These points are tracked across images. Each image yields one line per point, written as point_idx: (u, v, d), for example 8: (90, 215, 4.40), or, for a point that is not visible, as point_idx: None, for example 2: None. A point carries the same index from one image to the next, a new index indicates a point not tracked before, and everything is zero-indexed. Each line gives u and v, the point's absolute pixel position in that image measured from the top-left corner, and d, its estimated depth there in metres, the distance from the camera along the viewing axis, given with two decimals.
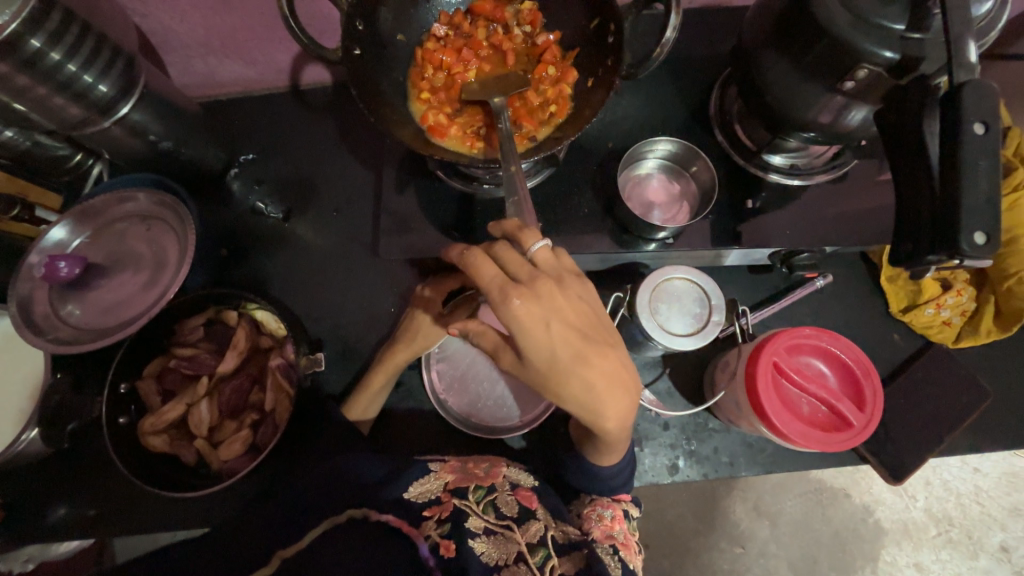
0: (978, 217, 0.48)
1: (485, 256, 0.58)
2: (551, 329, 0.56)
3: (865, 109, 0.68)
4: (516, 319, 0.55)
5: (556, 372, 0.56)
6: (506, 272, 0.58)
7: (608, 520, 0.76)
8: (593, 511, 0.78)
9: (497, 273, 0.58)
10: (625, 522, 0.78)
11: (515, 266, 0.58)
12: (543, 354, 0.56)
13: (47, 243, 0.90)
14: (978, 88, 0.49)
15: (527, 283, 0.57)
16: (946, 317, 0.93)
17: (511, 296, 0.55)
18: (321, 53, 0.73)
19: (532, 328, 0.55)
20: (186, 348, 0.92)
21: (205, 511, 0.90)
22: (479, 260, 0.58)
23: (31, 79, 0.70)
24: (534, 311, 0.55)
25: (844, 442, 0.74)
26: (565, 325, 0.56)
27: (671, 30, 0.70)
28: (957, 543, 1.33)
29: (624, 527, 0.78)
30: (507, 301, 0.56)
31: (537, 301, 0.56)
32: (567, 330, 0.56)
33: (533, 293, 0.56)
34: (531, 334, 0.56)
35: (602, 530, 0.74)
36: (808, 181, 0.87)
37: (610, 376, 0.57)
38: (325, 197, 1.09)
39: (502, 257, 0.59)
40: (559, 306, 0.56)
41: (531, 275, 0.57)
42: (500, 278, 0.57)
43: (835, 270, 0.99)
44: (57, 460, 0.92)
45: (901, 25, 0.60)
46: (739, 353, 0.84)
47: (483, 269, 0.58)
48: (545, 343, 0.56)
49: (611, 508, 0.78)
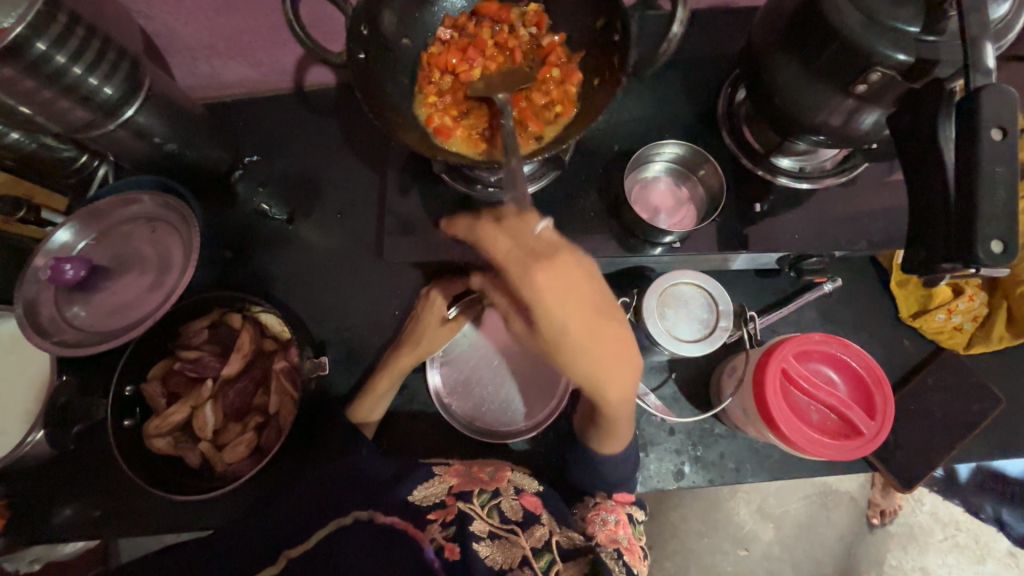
0: (994, 225, 0.47)
1: (506, 231, 0.61)
2: (566, 302, 0.57)
3: (878, 113, 0.67)
4: (534, 292, 0.57)
5: (567, 344, 0.58)
6: (524, 245, 0.60)
7: (612, 525, 0.74)
8: (598, 515, 0.76)
9: (513, 245, 0.61)
10: (630, 527, 0.76)
11: (534, 243, 0.59)
12: (556, 327, 0.58)
13: (52, 246, 0.90)
14: (996, 94, 0.48)
15: (547, 256, 0.58)
16: (957, 323, 0.91)
17: (534, 271, 0.57)
18: (325, 57, 0.73)
19: (549, 300, 0.57)
20: (191, 351, 0.91)
21: (208, 512, 0.90)
22: (493, 233, 0.63)
23: (37, 82, 0.70)
24: (554, 284, 0.57)
25: (853, 452, 0.73)
26: (579, 298, 0.58)
27: (678, 26, 0.68)
28: (964, 547, 1.32)
29: (629, 531, 0.75)
30: (528, 272, 0.57)
31: (557, 273, 0.57)
32: (580, 303, 0.58)
33: (554, 266, 0.57)
34: (547, 305, 0.57)
35: (606, 534, 0.72)
36: (817, 184, 0.85)
37: (619, 355, 0.59)
38: (328, 198, 1.09)
39: (521, 232, 0.61)
40: (576, 279, 0.58)
41: (552, 251, 0.59)
42: (520, 251, 0.59)
43: (844, 274, 0.98)
44: (61, 461, 0.92)
45: (914, 27, 0.59)
46: (746, 359, 0.83)
47: (502, 248, 0.61)
48: (559, 315, 0.57)
49: (615, 512, 0.76)
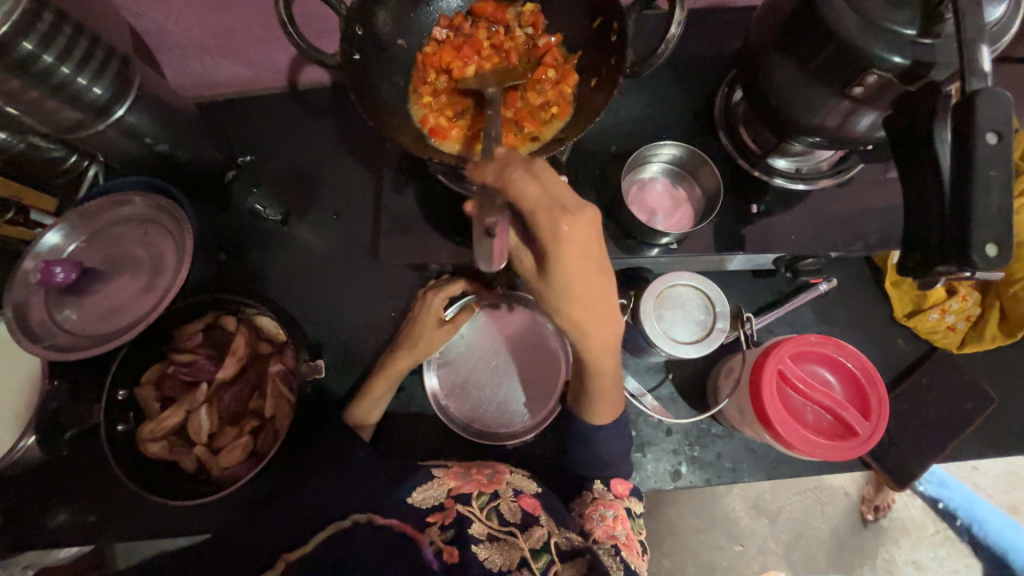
0: (989, 229, 0.48)
1: (531, 178, 0.57)
2: (579, 258, 0.60)
3: (874, 115, 0.67)
4: (558, 241, 0.58)
5: (569, 298, 0.63)
6: (549, 194, 0.58)
7: (611, 521, 0.73)
8: (596, 510, 0.75)
9: (542, 194, 0.57)
10: (628, 522, 0.75)
11: (558, 194, 0.57)
12: (562, 279, 0.61)
13: (41, 248, 0.88)
14: (991, 98, 0.48)
15: (573, 210, 0.57)
16: (950, 322, 0.92)
17: (560, 222, 0.56)
18: (319, 58, 0.72)
19: (565, 253, 0.59)
20: (185, 354, 0.90)
21: (204, 516, 0.89)
22: (522, 179, 0.57)
23: (24, 82, 0.69)
24: (575, 241, 0.58)
25: (848, 452, 0.74)
26: (590, 256, 0.60)
27: (676, 27, 0.67)
28: (955, 541, 1.35)
29: (628, 527, 0.74)
30: (555, 225, 0.57)
31: (580, 230, 0.58)
32: (589, 261, 0.61)
33: (579, 223, 0.58)
34: (563, 258, 0.59)
35: (604, 530, 0.71)
36: (813, 185, 0.85)
37: (608, 312, 0.65)
38: (323, 198, 1.08)
39: (546, 180, 0.58)
40: (592, 240, 0.59)
41: (577, 205, 0.59)
42: (547, 202, 0.57)
43: (840, 274, 0.98)
44: (54, 467, 0.91)
45: (911, 30, 0.59)
46: (743, 360, 0.84)
47: (524, 194, 0.57)
48: (568, 269, 0.60)
49: (614, 508, 0.75)
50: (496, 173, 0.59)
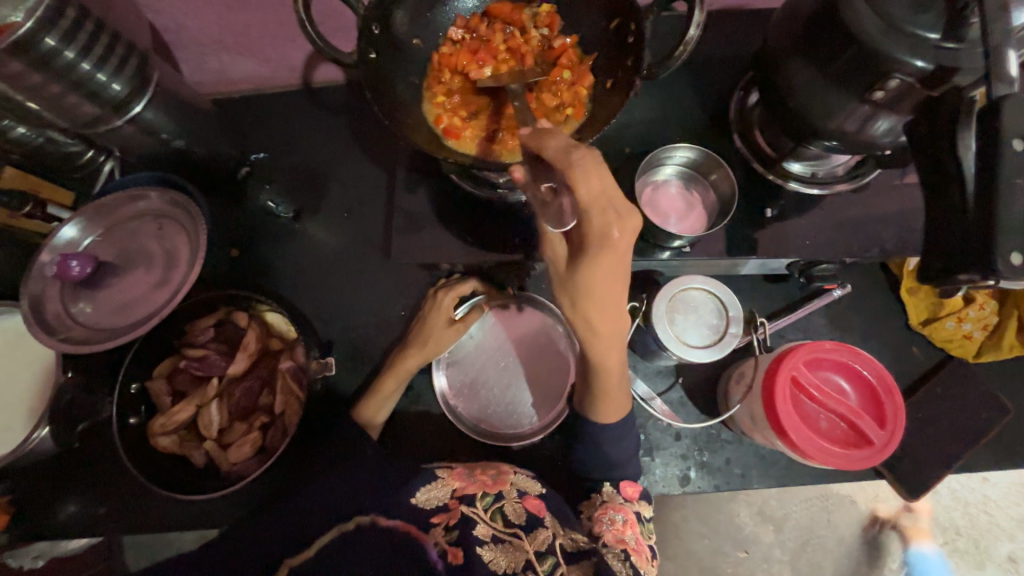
0: (1015, 237, 0.47)
1: (596, 170, 0.55)
2: (617, 264, 0.60)
3: (893, 119, 0.66)
4: (604, 244, 0.58)
5: (591, 298, 0.62)
6: (606, 195, 0.56)
7: (619, 525, 0.72)
8: (604, 514, 0.74)
9: (601, 193, 0.56)
10: (637, 526, 0.74)
11: (616, 198, 0.57)
12: (593, 282, 0.61)
13: (58, 242, 0.89)
14: (1018, 103, 0.47)
15: (624, 216, 0.57)
16: (967, 331, 0.90)
17: (612, 227, 0.56)
18: (337, 56, 0.72)
19: (605, 259, 0.58)
20: (197, 350, 0.90)
21: (212, 510, 0.90)
22: (585, 173, 0.55)
23: (45, 77, 0.70)
24: (621, 248, 0.58)
25: (862, 461, 0.73)
26: (624, 263, 0.60)
27: (695, 29, 0.67)
28: (964, 553, 1.32)
29: (636, 531, 0.73)
30: (606, 231, 0.57)
31: (628, 239, 0.58)
32: (621, 269, 0.61)
33: (628, 231, 0.57)
34: (603, 262, 0.59)
35: (613, 534, 0.70)
36: (828, 190, 0.84)
37: (620, 315, 0.66)
38: (335, 196, 1.08)
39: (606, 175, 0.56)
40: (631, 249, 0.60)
41: (624, 208, 0.58)
42: (604, 203, 0.56)
43: (854, 280, 0.97)
44: (64, 458, 0.92)
45: (934, 34, 0.58)
46: (756, 366, 0.83)
47: (585, 184, 0.55)
48: (602, 273, 0.60)
49: (622, 512, 0.74)
50: (562, 150, 0.56)
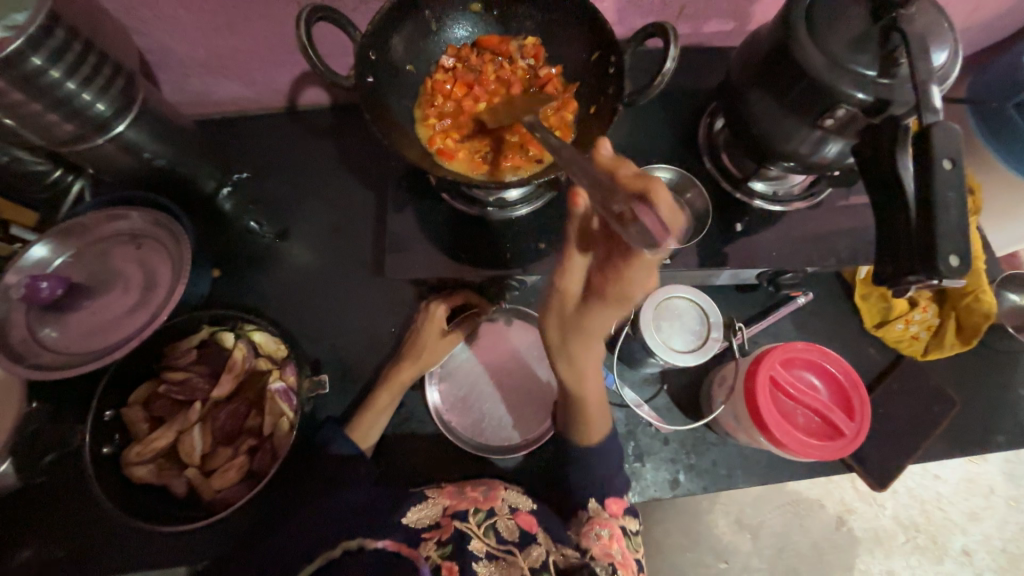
0: (952, 243, 0.54)
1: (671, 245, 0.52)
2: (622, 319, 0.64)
3: (841, 143, 0.75)
4: (622, 302, 0.60)
5: (581, 331, 0.67)
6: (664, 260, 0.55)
7: (606, 539, 0.74)
8: (591, 529, 0.75)
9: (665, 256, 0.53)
10: (624, 541, 0.76)
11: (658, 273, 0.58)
12: (593, 320, 0.65)
13: (26, 262, 0.86)
14: (943, 130, 0.56)
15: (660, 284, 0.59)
16: (914, 332, 1.00)
17: (637, 291, 0.58)
18: (334, 80, 0.75)
19: (613, 312, 0.62)
20: (177, 372, 0.87)
21: (188, 546, 0.84)
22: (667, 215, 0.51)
23: (27, 95, 0.68)
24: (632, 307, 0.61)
25: (838, 452, 0.78)
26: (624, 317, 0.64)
27: (671, 62, 0.74)
28: (924, 549, 1.40)
29: (623, 546, 0.75)
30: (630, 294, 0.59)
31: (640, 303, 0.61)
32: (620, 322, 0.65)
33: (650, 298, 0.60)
34: (612, 312, 0.62)
35: (600, 548, 0.73)
36: (788, 207, 0.93)
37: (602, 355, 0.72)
38: (321, 216, 1.08)
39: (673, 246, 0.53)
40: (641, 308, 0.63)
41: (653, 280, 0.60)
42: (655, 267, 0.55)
43: (814, 288, 1.06)
44: (20, 496, 0.85)
45: (872, 71, 0.67)
46: (736, 368, 0.89)
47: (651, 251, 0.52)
48: (604, 320, 0.64)
49: (609, 527, 0.76)
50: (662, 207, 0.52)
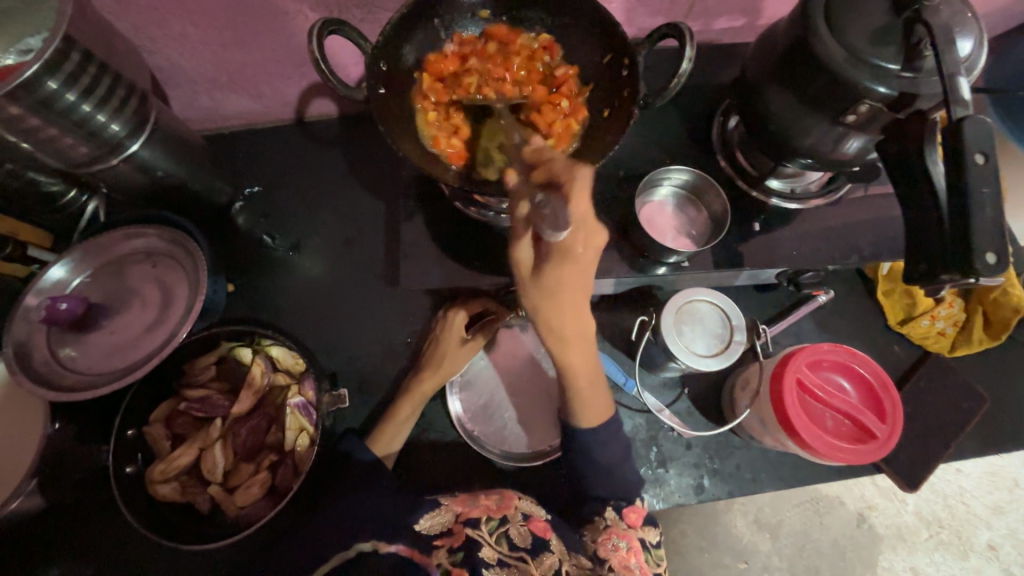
0: (989, 240, 0.52)
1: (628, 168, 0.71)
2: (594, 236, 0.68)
3: (863, 139, 0.74)
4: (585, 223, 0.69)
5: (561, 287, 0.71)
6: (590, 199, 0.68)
7: (624, 551, 0.70)
8: (609, 538, 0.71)
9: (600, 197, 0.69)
10: (643, 555, 0.71)
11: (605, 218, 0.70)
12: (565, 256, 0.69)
13: (45, 284, 0.86)
14: (976, 123, 0.54)
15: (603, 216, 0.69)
16: (940, 328, 0.98)
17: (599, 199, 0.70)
18: (347, 92, 0.74)
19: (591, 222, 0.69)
20: (197, 390, 0.87)
21: (212, 562, 0.84)
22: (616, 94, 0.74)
23: (43, 120, 0.69)
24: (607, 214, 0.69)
25: (870, 454, 0.77)
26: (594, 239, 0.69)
27: (687, 63, 0.73)
28: (948, 544, 1.38)
29: (642, 559, 0.70)
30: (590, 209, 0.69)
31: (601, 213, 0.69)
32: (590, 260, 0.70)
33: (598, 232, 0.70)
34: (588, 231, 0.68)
35: (618, 560, 0.68)
36: (805, 204, 0.91)
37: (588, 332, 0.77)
38: (333, 227, 1.08)
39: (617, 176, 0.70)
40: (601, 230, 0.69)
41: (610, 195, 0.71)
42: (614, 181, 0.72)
43: (834, 286, 1.04)
44: (46, 518, 0.85)
45: (895, 64, 0.66)
46: (762, 371, 0.87)
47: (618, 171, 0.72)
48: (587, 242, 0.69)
49: (626, 539, 0.71)
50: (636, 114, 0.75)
